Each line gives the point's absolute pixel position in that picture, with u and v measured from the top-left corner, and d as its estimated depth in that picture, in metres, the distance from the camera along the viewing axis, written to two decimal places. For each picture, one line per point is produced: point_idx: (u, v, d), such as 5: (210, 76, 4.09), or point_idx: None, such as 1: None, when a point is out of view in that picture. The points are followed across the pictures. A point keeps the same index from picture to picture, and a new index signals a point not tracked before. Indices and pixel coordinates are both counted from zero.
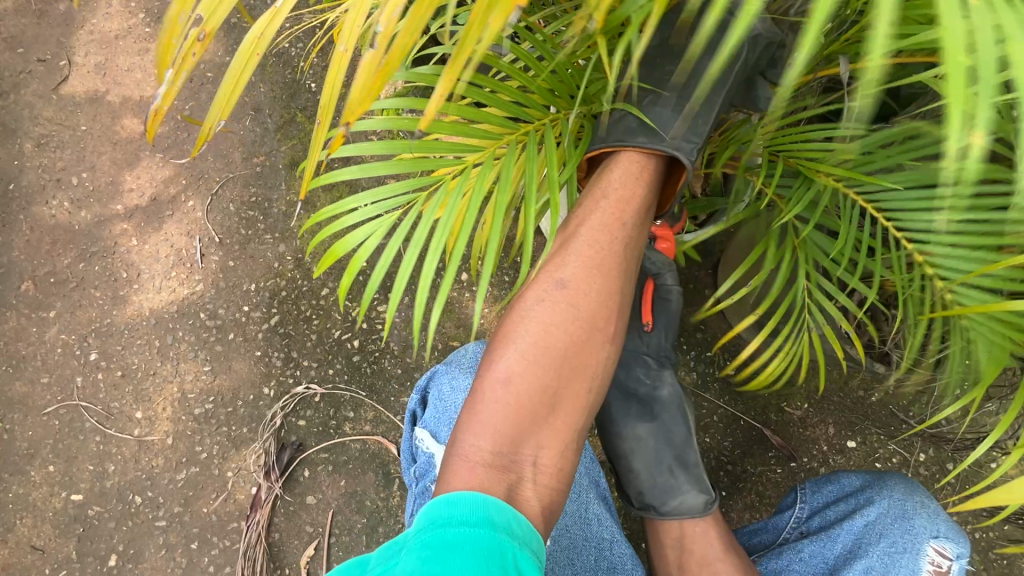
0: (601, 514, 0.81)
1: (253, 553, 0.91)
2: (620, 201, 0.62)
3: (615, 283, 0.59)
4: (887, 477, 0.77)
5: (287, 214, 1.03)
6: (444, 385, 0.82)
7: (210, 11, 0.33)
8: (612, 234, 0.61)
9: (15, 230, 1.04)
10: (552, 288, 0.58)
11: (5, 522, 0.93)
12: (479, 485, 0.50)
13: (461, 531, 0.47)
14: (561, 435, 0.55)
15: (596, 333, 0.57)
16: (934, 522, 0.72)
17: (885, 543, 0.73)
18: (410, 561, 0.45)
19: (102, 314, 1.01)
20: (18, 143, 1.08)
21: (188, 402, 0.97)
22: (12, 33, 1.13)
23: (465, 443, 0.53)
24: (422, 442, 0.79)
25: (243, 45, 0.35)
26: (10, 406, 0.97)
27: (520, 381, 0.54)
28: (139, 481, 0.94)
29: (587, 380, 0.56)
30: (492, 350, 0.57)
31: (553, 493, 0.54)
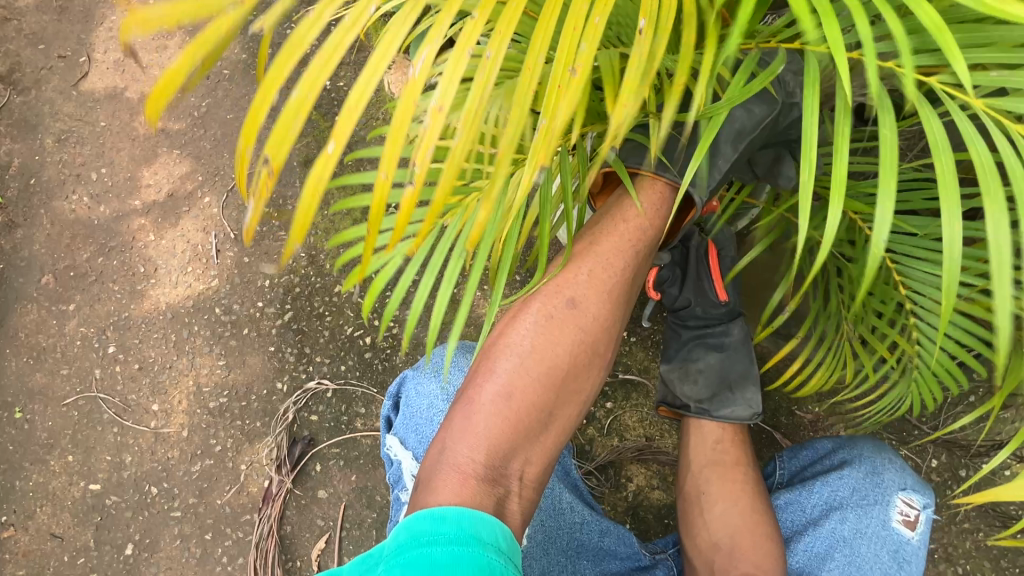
0: (574, 503, 0.82)
1: (265, 545, 0.92)
2: (639, 230, 0.62)
3: (619, 311, 0.60)
4: (856, 439, 0.79)
5: (302, 211, 1.04)
6: (411, 390, 0.83)
7: (275, 149, 0.28)
8: (626, 258, 0.61)
9: (37, 224, 1.06)
10: (560, 305, 0.58)
11: (25, 509, 0.95)
12: (469, 498, 0.50)
13: (448, 550, 0.47)
14: (548, 451, 0.56)
15: (596, 358, 0.58)
16: (903, 476, 0.75)
17: (857, 496, 0.75)
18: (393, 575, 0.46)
19: (120, 308, 1.03)
20: (40, 138, 1.10)
21: (203, 396, 0.99)
22: (34, 29, 1.15)
23: (457, 453, 0.53)
24: (392, 449, 0.81)
25: (307, 180, 0.27)
26: (31, 397, 0.99)
27: (519, 396, 0.54)
28: (155, 472, 0.96)
29: (579, 403, 0.58)
30: (492, 359, 0.56)
31: (535, 504, 0.56)
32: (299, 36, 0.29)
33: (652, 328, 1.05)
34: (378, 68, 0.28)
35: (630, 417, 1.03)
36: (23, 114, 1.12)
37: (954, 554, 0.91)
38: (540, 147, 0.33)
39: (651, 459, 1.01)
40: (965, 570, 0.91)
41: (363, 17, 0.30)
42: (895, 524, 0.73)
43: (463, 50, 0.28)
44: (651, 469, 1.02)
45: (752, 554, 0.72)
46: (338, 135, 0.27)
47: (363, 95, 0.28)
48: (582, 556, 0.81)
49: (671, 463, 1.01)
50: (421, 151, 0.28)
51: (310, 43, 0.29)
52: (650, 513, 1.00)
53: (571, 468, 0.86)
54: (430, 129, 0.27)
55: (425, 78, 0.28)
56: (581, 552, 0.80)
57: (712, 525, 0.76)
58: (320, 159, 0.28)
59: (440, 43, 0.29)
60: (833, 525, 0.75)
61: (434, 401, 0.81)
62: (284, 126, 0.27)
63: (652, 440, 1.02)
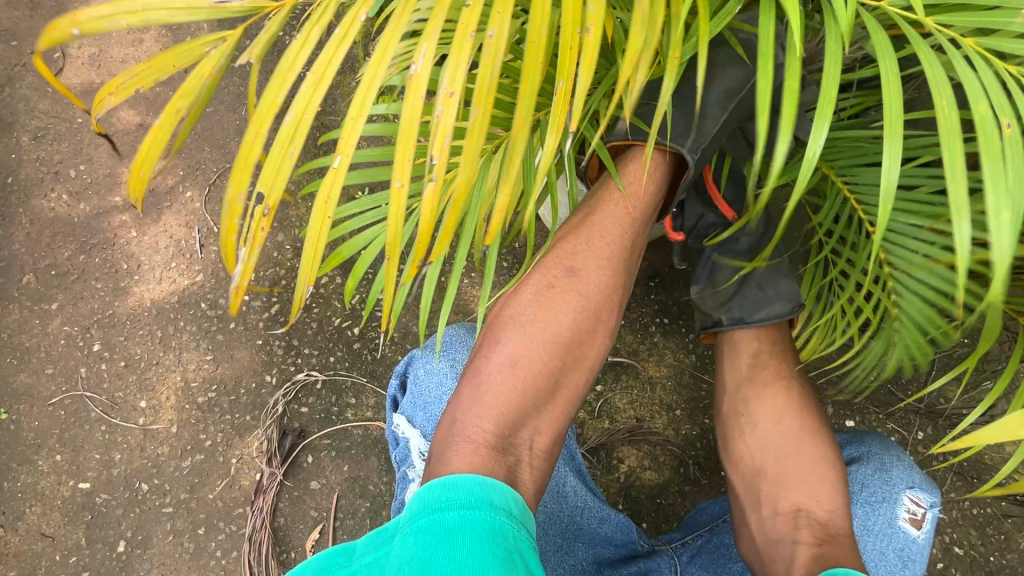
0: (576, 486, 0.83)
1: (259, 537, 0.92)
2: (634, 196, 0.64)
3: (620, 277, 0.61)
4: (865, 436, 0.81)
5: (285, 203, 1.03)
6: (420, 369, 0.83)
7: (270, 185, 0.33)
8: (623, 227, 0.63)
9: (16, 224, 1.05)
10: (561, 275, 0.59)
11: (14, 510, 0.95)
12: (481, 466, 0.50)
13: (460, 514, 0.46)
14: (557, 420, 0.56)
15: (601, 324, 0.59)
16: (911, 474, 0.76)
17: (866, 492, 0.76)
18: (406, 546, 0.45)
19: (103, 306, 1.01)
20: (16, 136, 1.08)
21: (191, 391, 0.98)
22: (5, 26, 1.13)
23: (466, 423, 0.53)
24: (400, 427, 0.81)
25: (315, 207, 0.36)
26: (16, 397, 0.98)
27: (525, 364, 0.54)
28: (145, 469, 0.95)
29: (586, 371, 0.58)
30: (496, 333, 0.57)
31: (545, 476, 0.55)
32: (289, 64, 0.33)
33: (640, 311, 1.06)
34: (372, 82, 0.33)
35: (621, 399, 1.03)
36: None
37: (942, 524, 0.93)
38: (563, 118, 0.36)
39: (642, 439, 1.02)
40: (951, 539, 0.92)
41: (353, 28, 0.33)
42: (902, 521, 0.74)
43: (466, 35, 0.34)
44: (643, 450, 1.02)
45: (799, 481, 0.72)
46: (401, 172, 0.34)
47: (364, 104, 0.34)
48: (579, 539, 0.81)
49: (663, 444, 1.02)
50: (438, 140, 0.34)
51: (300, 65, 0.34)
52: (642, 493, 1.01)
53: (577, 452, 0.85)
54: (444, 116, 0.34)
55: (427, 73, 0.33)
56: (578, 535, 0.81)
57: (755, 451, 0.77)
58: (331, 178, 0.34)
59: (437, 40, 0.34)
60: None
61: (444, 381, 0.81)
62: (280, 158, 0.33)
63: (643, 421, 1.03)
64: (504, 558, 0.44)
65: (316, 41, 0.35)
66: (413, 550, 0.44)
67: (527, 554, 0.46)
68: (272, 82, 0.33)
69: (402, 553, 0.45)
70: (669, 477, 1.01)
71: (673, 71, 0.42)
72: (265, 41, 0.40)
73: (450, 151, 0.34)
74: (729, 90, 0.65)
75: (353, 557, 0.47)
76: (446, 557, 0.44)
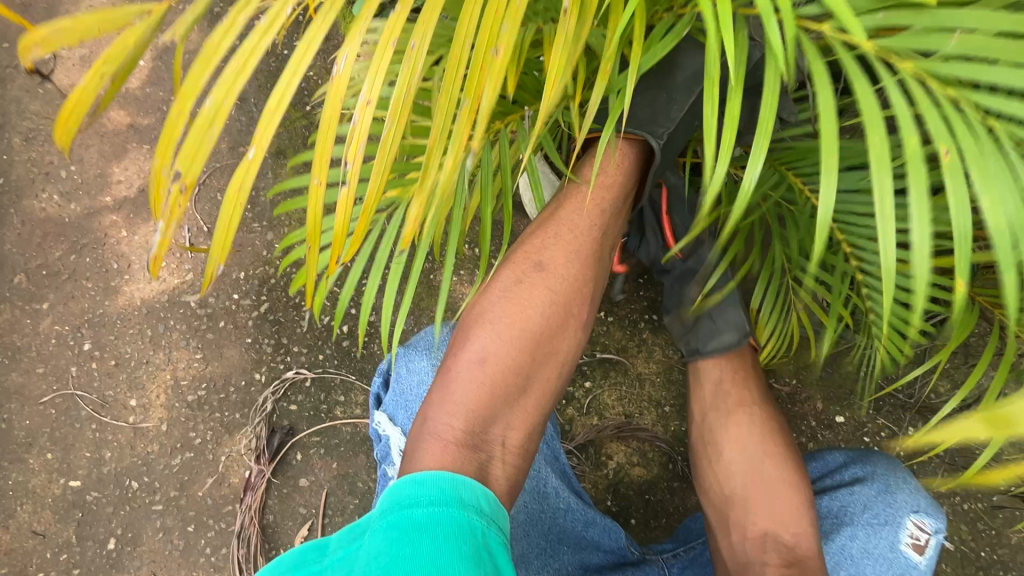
0: (559, 488, 0.82)
1: (248, 534, 0.93)
2: (603, 189, 0.64)
3: (591, 270, 0.61)
4: (872, 455, 0.80)
5: (275, 202, 1.04)
6: (402, 367, 0.83)
7: (187, 166, 0.34)
8: (594, 220, 0.63)
9: (7, 224, 1.05)
10: (531, 271, 0.59)
11: (6, 508, 0.95)
12: (451, 463, 0.50)
13: (428, 511, 0.46)
14: (530, 416, 0.55)
15: (571, 318, 0.58)
16: (916, 497, 0.74)
17: (867, 514, 0.75)
18: (376, 542, 0.45)
19: (94, 305, 1.02)
20: (7, 137, 1.09)
21: (181, 389, 0.99)
22: None
23: (437, 422, 0.53)
24: (381, 425, 0.82)
25: (226, 197, 0.36)
26: (8, 397, 0.99)
27: (493, 360, 0.54)
28: (135, 467, 0.96)
29: (558, 365, 0.57)
30: (466, 331, 0.57)
31: (521, 472, 0.55)
32: (216, 45, 0.36)
33: (629, 308, 1.06)
34: (292, 77, 0.36)
35: (610, 395, 1.04)
36: None
37: None
38: (462, 128, 0.38)
39: (630, 435, 1.02)
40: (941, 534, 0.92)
41: (279, 20, 0.37)
42: (902, 547, 0.72)
43: (388, 44, 0.36)
44: (631, 446, 1.02)
45: (765, 506, 0.73)
46: (319, 170, 0.36)
47: (283, 99, 0.36)
48: (564, 541, 0.81)
49: (651, 440, 1.02)
50: (353, 147, 0.36)
51: (224, 50, 0.36)
52: (631, 489, 1.01)
53: (560, 453, 0.85)
54: (360, 125, 0.36)
55: (348, 75, 0.36)
56: (561, 538, 0.81)
57: (721, 478, 0.77)
58: (243, 167, 0.36)
59: (359, 44, 0.37)
60: (843, 541, 0.75)
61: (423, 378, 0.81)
62: (197, 140, 0.34)
63: (631, 417, 1.03)
64: (472, 556, 0.44)
65: (243, 26, 0.37)
66: (382, 545, 0.45)
67: (495, 552, 0.46)
68: (195, 65, 0.35)
69: (372, 548, 0.45)
70: (657, 473, 1.01)
71: (603, 83, 0.48)
72: (190, 20, 0.42)
73: (364, 158, 0.36)
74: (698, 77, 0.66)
75: (325, 552, 0.48)
76: (411, 555, 0.43)
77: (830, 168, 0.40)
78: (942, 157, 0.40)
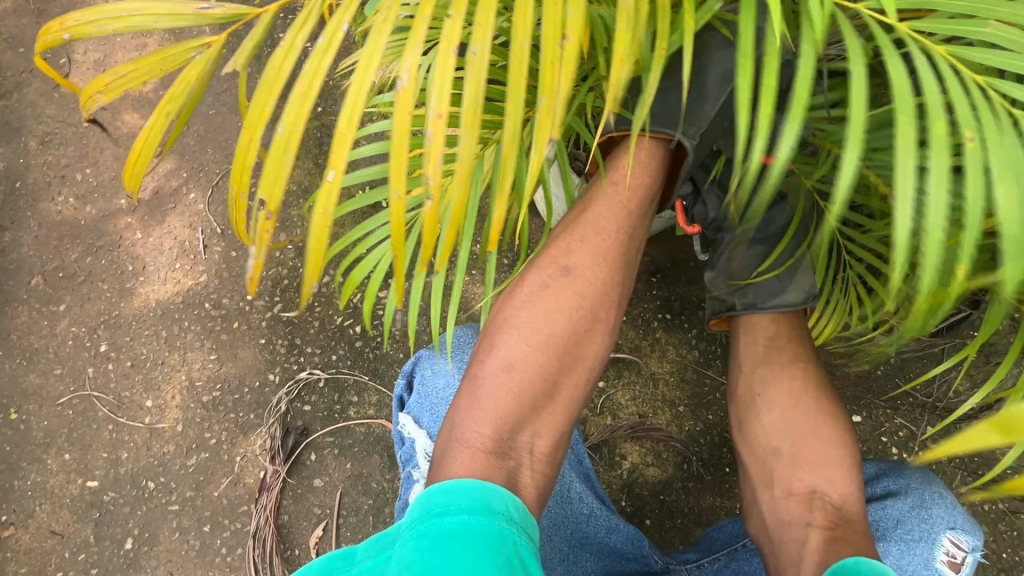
0: (582, 492, 0.82)
1: (263, 534, 0.93)
2: (629, 187, 0.64)
3: (616, 273, 0.60)
4: (905, 469, 0.79)
5: (288, 203, 1.04)
6: (428, 369, 0.83)
7: (270, 192, 0.34)
8: (618, 222, 0.62)
9: (25, 227, 1.07)
10: (556, 274, 0.59)
11: (24, 508, 0.96)
12: (479, 471, 0.50)
13: (459, 519, 0.46)
14: (558, 422, 0.55)
15: (598, 322, 0.58)
16: (951, 514, 0.72)
17: (902, 530, 0.73)
18: (407, 551, 0.44)
19: (110, 307, 1.03)
20: (23, 141, 1.10)
21: (196, 390, 0.99)
22: (12, 33, 1.15)
23: (465, 429, 0.53)
24: (406, 427, 0.81)
25: (314, 218, 0.34)
26: (26, 398, 1.00)
27: (521, 367, 0.54)
28: (151, 467, 0.97)
29: (586, 370, 0.57)
30: (492, 336, 0.57)
31: (549, 480, 0.55)
32: (277, 68, 0.35)
33: (643, 307, 1.05)
34: (357, 96, 0.34)
35: (623, 394, 1.03)
36: (4, 117, 1.11)
37: None
38: (541, 122, 0.38)
39: (645, 436, 1.02)
40: None
41: (337, 37, 0.35)
42: (938, 564, 0.69)
43: (449, 52, 0.34)
44: (645, 446, 1.02)
45: (813, 465, 0.72)
46: (398, 184, 0.34)
47: (353, 120, 0.34)
48: (586, 548, 0.80)
49: (666, 440, 1.01)
50: (429, 161, 0.34)
51: (286, 71, 0.35)
52: (646, 490, 1.00)
53: (584, 458, 0.85)
54: (435, 139, 0.34)
55: (413, 88, 0.33)
56: (584, 544, 0.80)
57: (771, 434, 0.76)
58: (326, 188, 0.34)
59: (421, 51, 0.34)
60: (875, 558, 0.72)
61: (448, 381, 0.81)
62: (277, 164, 0.33)
63: (646, 417, 1.02)
64: (504, 564, 0.43)
65: (301, 47, 0.36)
66: (411, 556, 0.44)
67: (528, 561, 0.46)
68: (258, 92, 0.34)
69: (401, 558, 0.44)
70: (672, 473, 1.01)
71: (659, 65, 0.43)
72: (252, 47, 0.39)
73: (443, 171, 0.34)
74: (722, 66, 0.65)
75: (353, 560, 0.47)
76: (447, 562, 0.43)
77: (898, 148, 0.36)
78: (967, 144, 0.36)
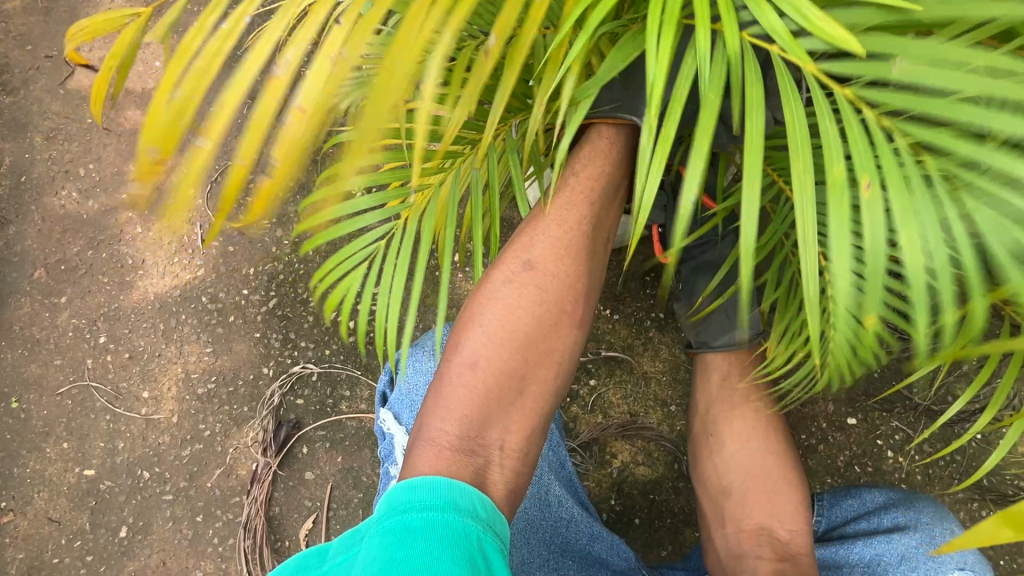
0: (563, 495, 0.82)
1: (254, 524, 0.94)
2: (590, 178, 0.65)
3: (583, 266, 0.60)
4: (918, 500, 0.77)
5: (284, 199, 1.06)
6: (408, 367, 0.83)
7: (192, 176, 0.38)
8: (581, 214, 0.63)
9: (29, 221, 1.09)
10: (519, 269, 0.59)
11: (23, 495, 0.98)
12: (445, 469, 0.50)
13: (423, 516, 0.47)
14: (528, 418, 0.55)
15: (564, 316, 0.58)
16: (963, 554, 0.69)
17: (905, 566, 0.71)
18: (372, 547, 0.46)
19: (109, 299, 1.05)
20: (29, 136, 1.13)
21: (191, 382, 1.01)
22: (21, 31, 1.17)
23: (431, 427, 0.53)
24: (386, 423, 0.82)
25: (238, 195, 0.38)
26: (26, 387, 1.02)
27: (485, 365, 0.55)
28: (147, 458, 0.98)
29: (553, 365, 0.57)
30: (458, 335, 0.58)
31: (519, 476, 0.55)
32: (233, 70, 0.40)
33: (636, 306, 1.05)
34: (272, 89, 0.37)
35: (615, 393, 1.03)
36: (11, 113, 1.14)
37: None
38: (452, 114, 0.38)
39: (636, 435, 1.02)
40: None
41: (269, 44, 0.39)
42: None
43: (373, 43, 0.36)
44: (636, 445, 1.02)
45: (761, 500, 0.76)
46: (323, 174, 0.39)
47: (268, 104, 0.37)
48: (568, 555, 0.79)
49: (658, 440, 1.01)
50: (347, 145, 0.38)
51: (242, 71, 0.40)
52: (636, 489, 1.00)
53: (566, 462, 0.85)
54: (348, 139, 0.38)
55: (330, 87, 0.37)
56: (565, 550, 0.79)
57: (721, 470, 0.80)
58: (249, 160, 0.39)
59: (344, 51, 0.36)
60: None
61: (427, 378, 0.80)
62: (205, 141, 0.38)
63: (637, 416, 1.02)
64: (467, 560, 0.45)
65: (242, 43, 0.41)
66: (378, 551, 0.46)
67: (490, 554, 0.47)
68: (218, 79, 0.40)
69: (368, 554, 0.46)
70: (663, 473, 1.00)
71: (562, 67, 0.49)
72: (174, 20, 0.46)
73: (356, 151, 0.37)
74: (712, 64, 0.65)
75: (325, 557, 0.50)
76: (406, 558, 0.45)
77: (804, 193, 0.40)
78: (862, 190, 0.40)
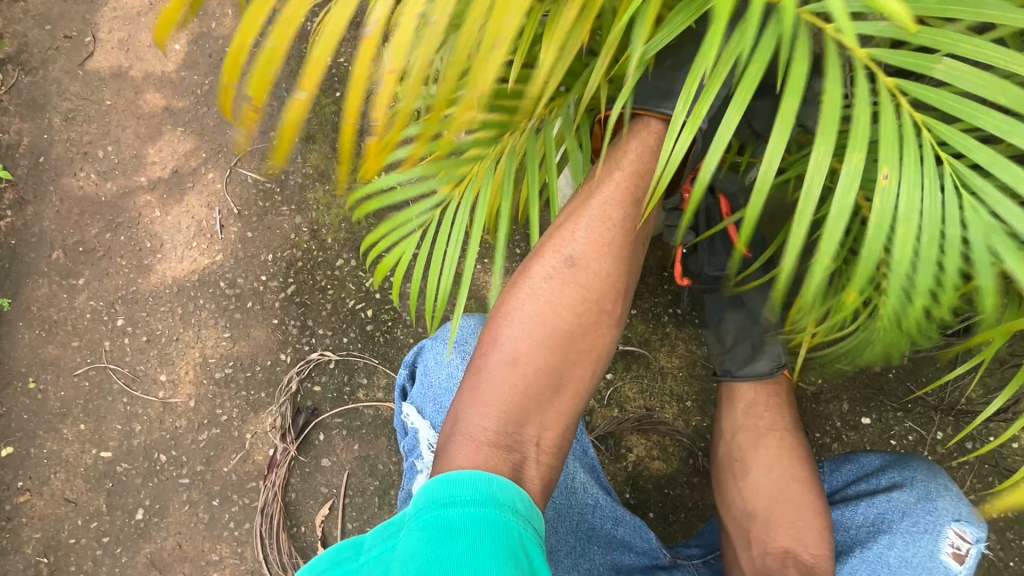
0: (588, 482, 0.82)
1: (270, 510, 0.94)
2: (635, 173, 0.63)
3: (623, 265, 0.60)
4: (910, 460, 0.77)
5: (304, 186, 1.05)
6: (430, 361, 0.83)
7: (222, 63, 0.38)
8: (624, 210, 0.62)
9: (47, 202, 1.08)
10: (559, 264, 0.59)
11: (40, 476, 0.98)
12: (483, 463, 0.50)
13: (464, 511, 0.46)
14: (563, 416, 0.55)
15: (603, 314, 0.58)
16: (957, 505, 0.71)
17: (907, 522, 0.72)
18: (410, 541, 0.45)
19: (128, 282, 1.05)
20: (47, 117, 1.12)
21: (209, 366, 1.01)
22: (40, 10, 1.16)
23: (468, 422, 0.53)
24: (409, 417, 0.82)
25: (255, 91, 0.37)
26: (43, 368, 1.02)
27: (525, 361, 0.54)
28: (164, 441, 0.98)
29: (592, 363, 0.57)
30: (496, 328, 0.57)
31: (553, 473, 0.55)
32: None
33: (654, 301, 1.05)
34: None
35: (632, 388, 1.03)
36: (31, 93, 1.13)
37: None
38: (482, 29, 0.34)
39: (651, 429, 1.02)
40: None
41: None
42: (943, 555, 0.70)
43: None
44: (652, 439, 1.02)
45: (789, 524, 0.74)
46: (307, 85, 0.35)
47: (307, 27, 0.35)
48: (593, 540, 0.80)
49: (672, 435, 1.01)
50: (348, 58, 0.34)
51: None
52: (651, 482, 1.01)
53: (589, 448, 0.85)
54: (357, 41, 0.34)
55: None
56: (592, 536, 0.80)
57: (746, 493, 0.78)
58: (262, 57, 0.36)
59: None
60: (881, 550, 0.71)
61: (451, 372, 0.80)
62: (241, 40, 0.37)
63: (653, 411, 1.02)
64: (509, 555, 0.44)
65: None
66: (416, 544, 0.44)
67: (532, 552, 0.46)
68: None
69: (406, 548, 0.44)
70: (679, 468, 1.01)
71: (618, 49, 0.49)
72: None
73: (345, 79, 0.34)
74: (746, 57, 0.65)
75: (362, 550, 0.48)
76: (450, 555, 0.43)
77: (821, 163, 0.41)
78: (878, 179, 0.42)
